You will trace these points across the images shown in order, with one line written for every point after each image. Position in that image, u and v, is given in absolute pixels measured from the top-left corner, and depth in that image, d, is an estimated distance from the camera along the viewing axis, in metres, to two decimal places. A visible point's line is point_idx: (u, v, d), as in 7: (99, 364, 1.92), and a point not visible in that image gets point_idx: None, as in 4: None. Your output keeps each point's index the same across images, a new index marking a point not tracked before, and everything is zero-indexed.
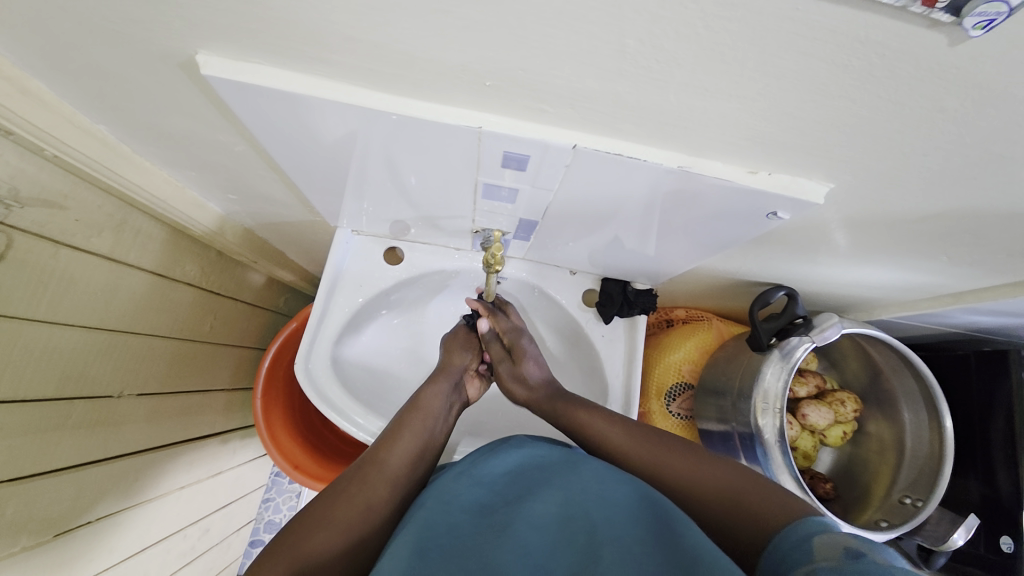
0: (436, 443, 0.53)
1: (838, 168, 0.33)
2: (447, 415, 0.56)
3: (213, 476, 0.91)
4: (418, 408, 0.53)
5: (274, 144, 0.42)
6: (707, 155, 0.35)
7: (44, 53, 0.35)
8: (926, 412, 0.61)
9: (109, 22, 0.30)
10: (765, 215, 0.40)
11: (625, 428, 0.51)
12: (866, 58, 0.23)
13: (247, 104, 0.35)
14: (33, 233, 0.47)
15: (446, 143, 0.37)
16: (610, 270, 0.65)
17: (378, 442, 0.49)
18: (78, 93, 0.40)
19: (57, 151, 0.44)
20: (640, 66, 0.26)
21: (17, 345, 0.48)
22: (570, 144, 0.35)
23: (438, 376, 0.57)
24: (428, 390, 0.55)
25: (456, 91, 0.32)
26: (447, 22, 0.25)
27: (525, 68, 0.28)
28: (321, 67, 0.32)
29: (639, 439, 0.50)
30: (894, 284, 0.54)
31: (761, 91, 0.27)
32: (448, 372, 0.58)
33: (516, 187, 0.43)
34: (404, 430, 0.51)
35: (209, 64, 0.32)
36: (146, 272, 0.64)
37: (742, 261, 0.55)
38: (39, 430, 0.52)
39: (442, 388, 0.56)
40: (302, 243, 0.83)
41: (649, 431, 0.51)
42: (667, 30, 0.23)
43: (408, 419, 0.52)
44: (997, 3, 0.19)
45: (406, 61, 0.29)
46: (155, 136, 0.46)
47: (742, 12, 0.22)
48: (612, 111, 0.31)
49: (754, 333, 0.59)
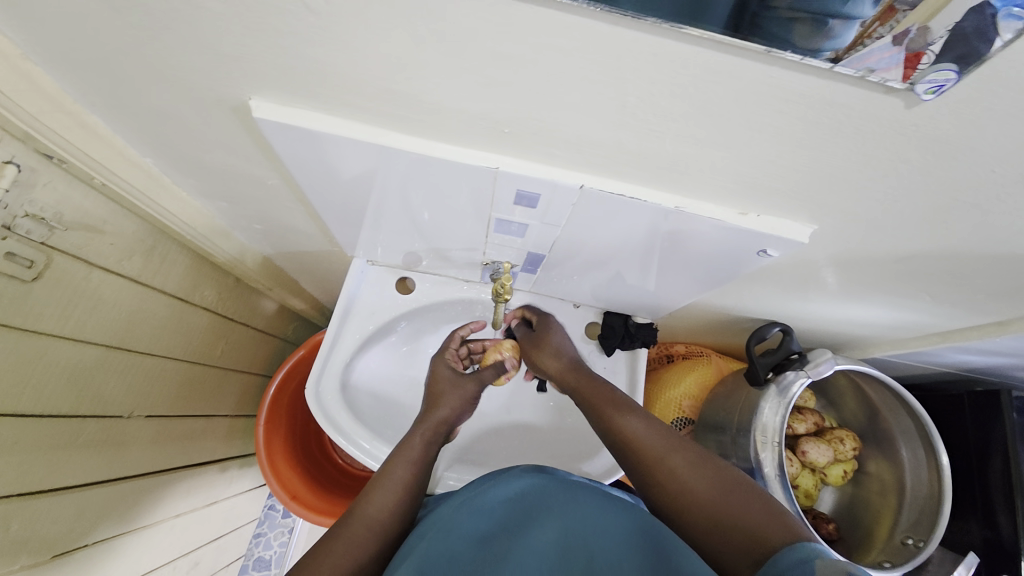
0: (421, 488, 0.52)
1: (819, 211, 0.37)
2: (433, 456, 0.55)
3: (208, 505, 0.90)
4: (404, 451, 0.53)
5: (306, 180, 0.46)
6: (701, 198, 0.38)
7: (111, 95, 0.39)
8: (923, 449, 0.62)
9: (176, 70, 0.34)
10: (756, 253, 0.43)
11: (648, 424, 0.50)
12: (834, 117, 0.27)
13: (287, 143, 0.39)
14: (71, 255, 0.51)
15: (465, 182, 0.41)
16: (613, 304, 0.68)
17: (362, 491, 0.49)
18: (131, 128, 0.44)
19: (105, 179, 0.48)
20: (640, 119, 0.30)
21: (43, 361, 0.50)
22: (577, 185, 0.38)
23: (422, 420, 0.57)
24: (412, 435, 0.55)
25: (476, 136, 0.36)
26: (473, 78, 0.29)
27: (538, 117, 0.32)
28: (357, 114, 0.36)
29: (662, 438, 0.48)
30: (886, 322, 0.56)
31: (746, 142, 0.30)
32: (433, 418, 0.57)
33: (526, 223, 0.46)
34: (392, 477, 0.51)
35: (260, 108, 0.36)
36: (168, 296, 0.67)
37: (739, 297, 0.58)
38: (52, 447, 0.53)
39: (426, 431, 0.56)
40: (316, 272, 0.86)
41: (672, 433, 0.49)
42: (663, 90, 0.27)
43: (389, 466, 0.52)
44: (945, 71, 0.23)
45: (433, 110, 0.34)
46: (194, 168, 0.50)
47: (725, 78, 0.26)
48: (616, 157, 0.35)
49: (751, 367, 0.61)
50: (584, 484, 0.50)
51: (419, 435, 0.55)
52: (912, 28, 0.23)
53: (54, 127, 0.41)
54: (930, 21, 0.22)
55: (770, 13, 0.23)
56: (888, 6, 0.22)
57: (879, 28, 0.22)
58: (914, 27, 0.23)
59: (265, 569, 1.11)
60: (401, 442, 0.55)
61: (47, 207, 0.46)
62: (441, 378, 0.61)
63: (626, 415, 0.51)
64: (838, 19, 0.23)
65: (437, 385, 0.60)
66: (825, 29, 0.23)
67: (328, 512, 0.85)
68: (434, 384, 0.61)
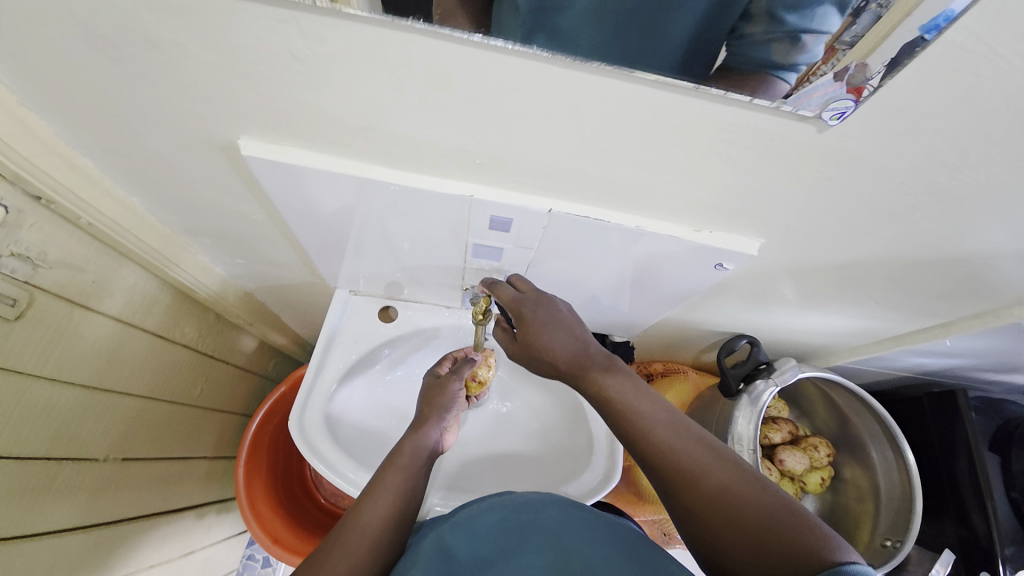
0: (416, 499, 0.52)
1: (764, 226, 0.40)
2: (427, 467, 0.55)
3: (183, 555, 0.86)
4: (398, 462, 0.53)
5: (291, 214, 0.48)
6: (658, 218, 0.42)
7: (102, 138, 0.42)
8: (891, 450, 0.64)
9: (169, 114, 0.37)
10: (714, 266, 0.46)
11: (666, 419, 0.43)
12: (762, 142, 0.31)
13: (273, 178, 0.41)
14: (54, 293, 0.51)
15: (443, 210, 0.44)
16: (589, 324, 0.70)
17: (355, 501, 0.49)
18: (119, 169, 0.46)
19: (91, 218, 0.49)
20: (596, 147, 0.34)
21: (21, 401, 0.50)
22: (546, 209, 0.41)
23: (415, 429, 0.57)
24: (404, 443, 0.55)
25: (450, 167, 0.39)
26: (447, 116, 0.33)
27: (507, 148, 0.35)
28: (338, 149, 0.39)
29: (688, 437, 0.41)
30: (843, 329, 0.60)
31: (691, 166, 0.34)
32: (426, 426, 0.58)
33: (501, 246, 0.48)
34: (385, 486, 0.50)
35: (248, 147, 0.39)
36: (149, 333, 0.67)
37: (706, 311, 0.61)
38: (25, 492, 0.52)
39: (420, 440, 0.56)
40: (297, 305, 0.87)
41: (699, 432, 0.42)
42: (615, 122, 0.31)
43: (384, 476, 0.51)
44: (844, 101, 0.27)
45: (410, 144, 0.37)
46: (179, 206, 0.52)
47: (666, 110, 0.29)
48: (579, 182, 0.38)
49: (723, 379, 0.64)
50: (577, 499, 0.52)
51: (409, 444, 0.56)
52: (853, 64, 0.25)
53: (46, 168, 0.43)
54: (867, 58, 0.25)
55: (745, 41, 0.27)
56: (830, 45, 0.25)
57: (823, 66, 0.26)
58: (854, 63, 0.25)
59: None
60: (392, 452, 0.55)
61: (31, 246, 0.47)
62: (429, 386, 0.63)
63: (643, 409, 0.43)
64: (810, 34, 0.25)
65: (428, 395, 0.61)
66: (798, 44, 0.25)
67: None
68: (424, 394, 0.62)
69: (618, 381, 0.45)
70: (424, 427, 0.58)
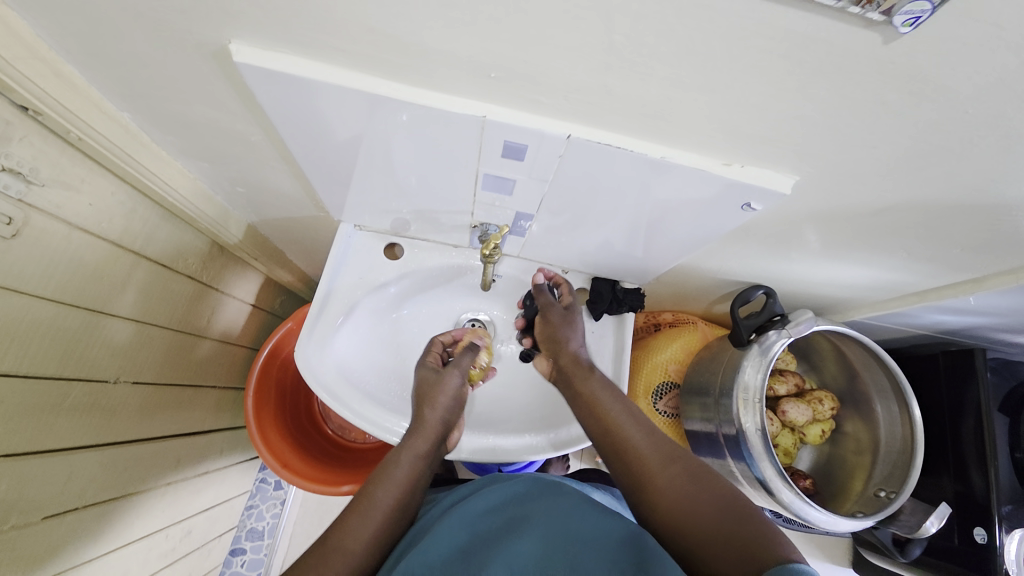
0: (406, 511, 0.53)
1: (802, 161, 0.37)
2: (419, 478, 0.56)
3: (198, 476, 0.90)
4: (389, 475, 0.53)
5: (292, 138, 0.45)
6: (687, 148, 0.38)
7: (81, 39, 0.38)
8: (897, 405, 0.64)
9: (154, 10, 0.33)
10: (740, 207, 0.43)
11: (645, 435, 0.53)
12: (815, 54, 0.27)
13: (268, 91, 0.38)
14: (50, 213, 0.50)
15: (452, 134, 0.40)
16: (601, 269, 0.67)
17: (340, 519, 0.48)
18: (105, 77, 0.43)
19: (82, 133, 0.46)
20: (625, 59, 0.30)
21: (24, 321, 0.49)
22: (564, 134, 0.37)
23: (413, 437, 0.57)
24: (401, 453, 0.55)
25: (463, 82, 0.35)
26: (459, 15, 0.29)
27: (525, 59, 0.31)
28: (338, 57, 0.35)
29: (662, 447, 0.51)
30: (866, 283, 0.58)
31: (730, 84, 0.30)
32: (425, 430, 0.58)
33: (514, 178, 0.45)
34: (374, 500, 0.51)
35: (240, 51, 0.35)
36: (151, 262, 0.65)
37: (724, 258, 0.59)
38: (38, 410, 0.53)
39: (417, 449, 0.56)
40: (303, 241, 0.85)
41: (674, 450, 0.50)
42: (649, 26, 0.27)
43: (376, 490, 0.52)
44: (921, 2, 0.23)
45: (419, 52, 0.33)
46: (174, 125, 0.49)
47: (710, 11, 0.26)
48: (603, 103, 0.34)
49: (734, 329, 0.62)
50: (568, 491, 0.53)
51: (406, 453, 0.56)
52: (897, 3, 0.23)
53: (29, 74, 0.39)
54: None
55: None
56: None
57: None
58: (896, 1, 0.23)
59: (258, 540, 1.15)
60: (388, 460, 0.55)
61: (23, 162, 0.45)
62: (425, 381, 0.61)
63: (631, 427, 0.53)
64: None
65: (424, 391, 0.61)
66: None
67: (319, 479, 0.86)
68: (421, 388, 0.61)
69: (613, 398, 0.56)
70: (425, 431, 0.58)
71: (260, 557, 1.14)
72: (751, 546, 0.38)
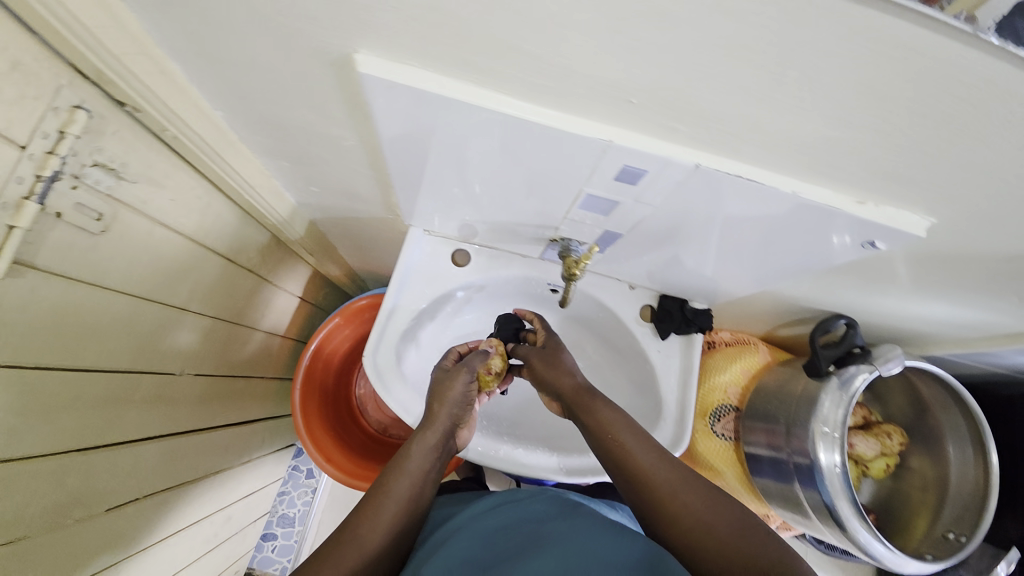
0: (418, 508, 0.52)
1: (944, 204, 0.35)
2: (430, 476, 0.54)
3: (241, 464, 0.91)
4: (401, 472, 0.52)
5: (391, 148, 0.44)
6: (822, 183, 0.36)
7: (197, 41, 0.37)
8: (973, 447, 0.62)
9: (283, 17, 0.31)
10: (859, 243, 0.41)
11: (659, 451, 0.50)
12: (1010, 107, 0.25)
13: (386, 104, 0.36)
14: (137, 210, 0.49)
15: (568, 155, 0.38)
16: (670, 287, 0.66)
17: (355, 514, 0.47)
18: (210, 77, 0.42)
19: (177, 131, 0.45)
20: (792, 96, 0.28)
21: (106, 317, 0.49)
22: (692, 163, 0.35)
23: (424, 433, 0.55)
24: (413, 449, 0.54)
25: (597, 104, 0.33)
26: (620, 41, 0.27)
27: (676, 88, 0.29)
28: (472, 74, 0.33)
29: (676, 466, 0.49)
30: (959, 321, 0.55)
31: (898, 128, 0.28)
32: (437, 425, 0.56)
33: (618, 200, 0.44)
34: (388, 498, 0.50)
35: (366, 63, 0.33)
36: (219, 256, 0.65)
37: (812, 287, 0.56)
38: (110, 403, 0.53)
39: (429, 443, 0.55)
40: (359, 238, 0.84)
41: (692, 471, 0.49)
42: (834, 66, 0.25)
43: (390, 485, 0.51)
44: None
45: (561, 74, 0.31)
46: (266, 126, 0.48)
47: (910, 55, 0.24)
48: (747, 135, 0.32)
49: (812, 358, 0.60)
50: (586, 512, 0.52)
51: (417, 449, 0.54)
52: None
53: (139, 72, 0.39)
54: None
55: None
56: None
57: None
58: None
59: (289, 526, 1.16)
60: (399, 456, 0.54)
61: (115, 157, 0.44)
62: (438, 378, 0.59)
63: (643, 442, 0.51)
64: None
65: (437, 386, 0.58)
66: None
67: (362, 476, 0.87)
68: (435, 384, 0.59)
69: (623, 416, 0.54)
70: (436, 425, 0.56)
71: (291, 543, 1.16)
72: None
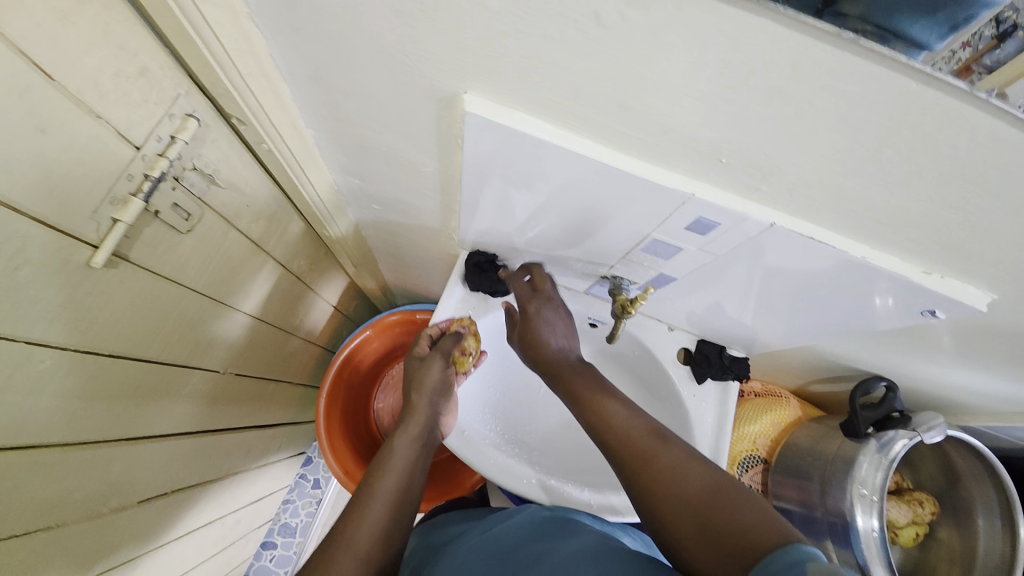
0: (410, 497, 0.52)
1: (1010, 281, 0.36)
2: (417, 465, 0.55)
3: (258, 467, 0.91)
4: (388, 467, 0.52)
5: (470, 179, 0.46)
6: (890, 251, 0.38)
7: (314, 66, 0.40)
8: (1002, 523, 0.61)
9: (407, 57, 0.34)
10: (919, 312, 0.42)
11: (639, 418, 0.47)
12: None
13: (482, 140, 0.39)
14: (218, 213, 0.52)
15: (646, 202, 0.40)
16: (709, 332, 0.67)
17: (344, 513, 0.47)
18: (313, 98, 0.45)
19: (271, 145, 0.48)
20: (881, 171, 0.30)
21: (176, 310, 0.51)
22: (768, 222, 0.37)
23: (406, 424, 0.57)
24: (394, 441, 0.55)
25: (687, 159, 0.35)
26: (726, 108, 0.29)
27: (768, 153, 0.32)
28: (572, 123, 0.36)
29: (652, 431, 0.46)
30: (1004, 394, 0.55)
31: (980, 209, 0.30)
32: (416, 414, 0.58)
33: (682, 246, 0.46)
34: (375, 492, 0.49)
35: (473, 102, 0.36)
36: (276, 261, 0.68)
37: (857, 347, 0.57)
38: (160, 396, 0.55)
39: (410, 434, 0.56)
40: (402, 254, 0.86)
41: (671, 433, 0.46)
42: (929, 149, 0.27)
43: (377, 480, 0.50)
44: None
45: (659, 129, 0.33)
46: (351, 146, 0.51)
47: (1006, 147, 0.26)
48: (827, 200, 0.34)
49: (851, 419, 0.60)
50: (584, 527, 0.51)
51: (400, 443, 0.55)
52: None
53: (254, 89, 0.42)
54: None
55: None
56: None
57: None
58: None
59: (290, 536, 1.15)
60: (383, 453, 0.54)
61: (211, 162, 0.47)
62: (412, 370, 0.63)
63: (621, 411, 0.48)
64: None
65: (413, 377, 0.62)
66: None
67: None
68: (410, 377, 0.62)
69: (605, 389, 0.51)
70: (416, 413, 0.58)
71: (289, 554, 1.14)
72: (752, 536, 0.34)
